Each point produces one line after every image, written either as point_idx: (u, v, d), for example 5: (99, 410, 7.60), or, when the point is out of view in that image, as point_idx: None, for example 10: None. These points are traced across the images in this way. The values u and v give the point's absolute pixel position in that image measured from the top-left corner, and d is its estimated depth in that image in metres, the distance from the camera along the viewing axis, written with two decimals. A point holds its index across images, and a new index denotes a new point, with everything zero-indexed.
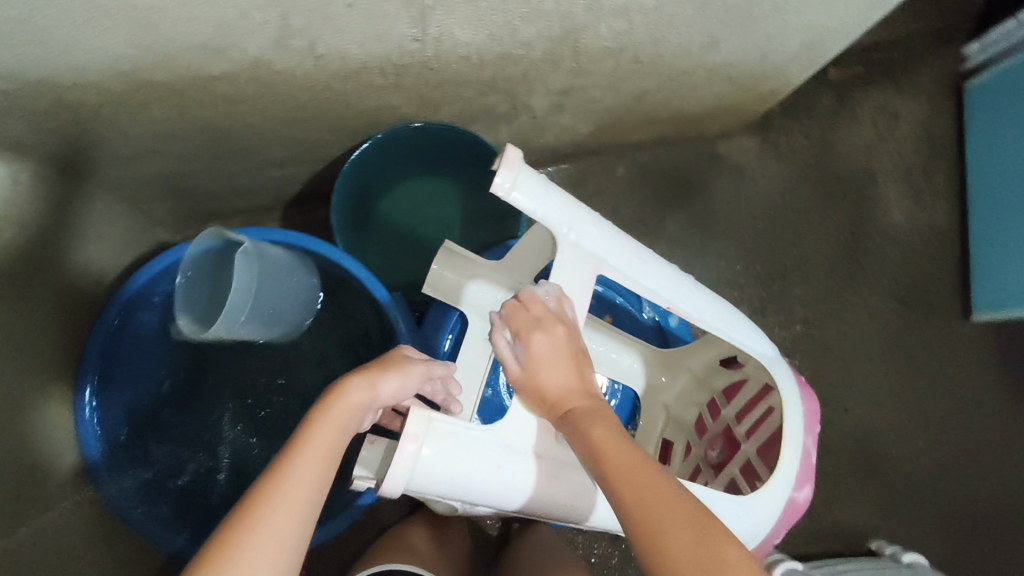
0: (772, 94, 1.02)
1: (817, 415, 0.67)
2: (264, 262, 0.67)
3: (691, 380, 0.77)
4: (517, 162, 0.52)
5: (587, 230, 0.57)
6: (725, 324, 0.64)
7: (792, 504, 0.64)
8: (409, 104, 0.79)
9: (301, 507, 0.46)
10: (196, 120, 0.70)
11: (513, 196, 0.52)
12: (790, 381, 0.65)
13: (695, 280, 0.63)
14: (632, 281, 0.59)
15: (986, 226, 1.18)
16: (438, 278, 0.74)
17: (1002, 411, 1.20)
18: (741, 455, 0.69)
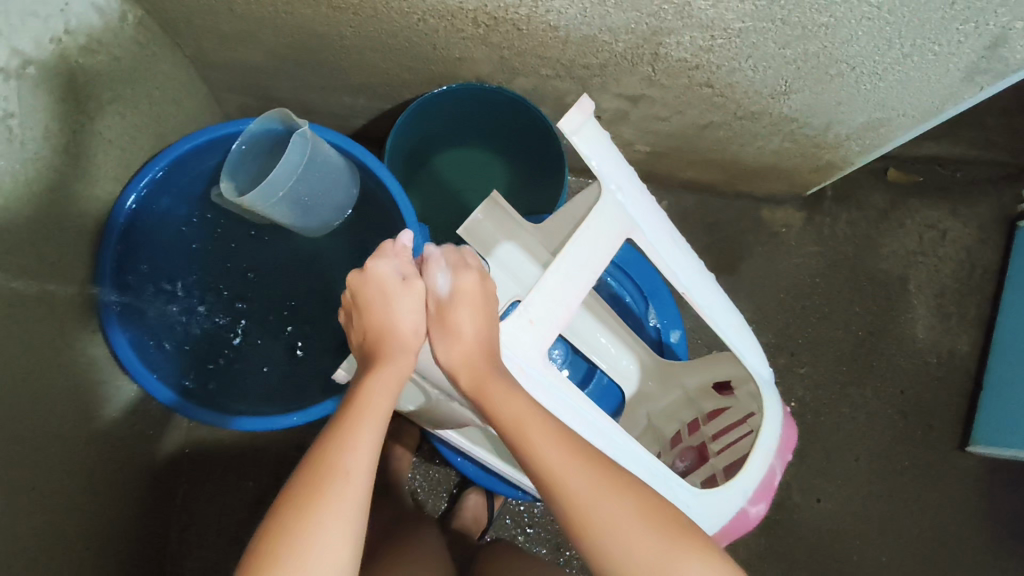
0: (828, 169, 1.04)
1: (792, 447, 0.69)
2: (314, 151, 0.71)
3: (681, 397, 0.84)
4: (589, 110, 0.58)
5: (629, 192, 0.63)
6: (727, 326, 0.69)
7: (745, 517, 0.66)
8: (489, 64, 0.83)
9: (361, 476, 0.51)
10: (296, 16, 0.76)
11: (575, 139, 0.58)
12: (775, 407, 0.69)
13: (709, 274, 0.70)
14: (655, 253, 0.65)
15: (1005, 365, 1.17)
16: (476, 224, 0.77)
17: (975, 552, 1.16)
18: (708, 467, 0.74)
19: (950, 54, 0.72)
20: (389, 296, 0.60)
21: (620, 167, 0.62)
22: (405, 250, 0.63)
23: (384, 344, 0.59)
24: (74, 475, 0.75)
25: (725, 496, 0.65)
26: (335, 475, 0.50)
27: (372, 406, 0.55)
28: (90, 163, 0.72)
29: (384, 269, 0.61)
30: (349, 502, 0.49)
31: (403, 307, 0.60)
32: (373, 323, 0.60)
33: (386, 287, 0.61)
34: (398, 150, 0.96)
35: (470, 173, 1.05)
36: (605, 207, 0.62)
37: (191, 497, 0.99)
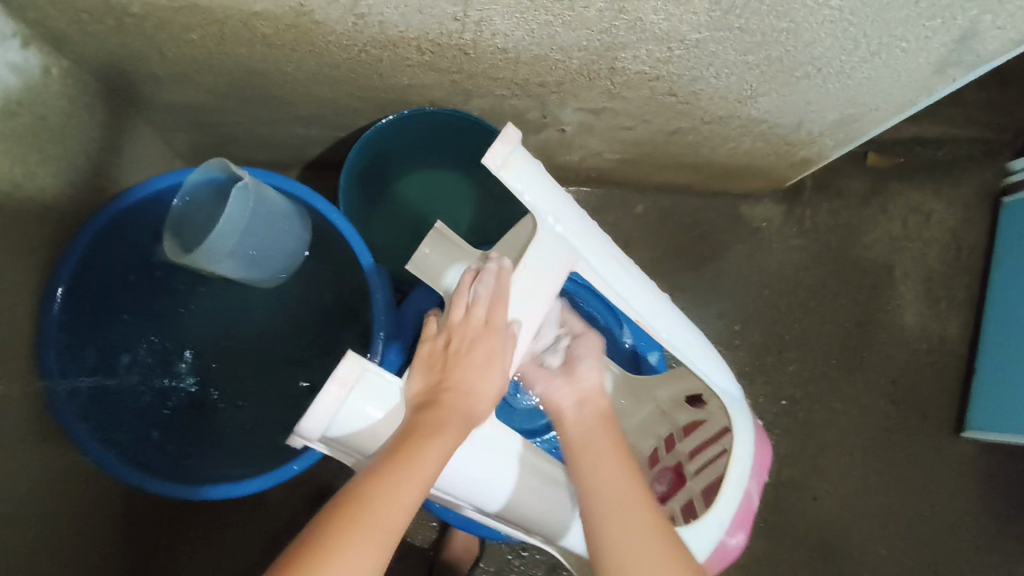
0: (805, 163, 1.01)
1: (767, 467, 0.68)
2: (260, 203, 0.68)
3: (655, 413, 0.82)
4: (513, 140, 0.54)
5: (571, 224, 0.59)
6: (691, 351, 0.66)
7: (724, 549, 0.64)
8: (440, 87, 0.79)
9: (392, 510, 0.49)
10: (232, 55, 0.71)
11: (502, 173, 0.54)
12: (745, 426, 0.67)
13: (664, 296, 0.66)
14: (602, 284, 0.62)
15: (997, 347, 1.15)
16: (422, 258, 0.71)
17: (976, 538, 1.15)
18: (686, 492, 0.70)
19: (919, 49, 0.68)
20: (479, 361, 0.58)
21: (557, 196, 0.58)
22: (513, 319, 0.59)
23: (444, 400, 0.56)
24: (41, 554, 0.71)
25: (700, 530, 0.63)
26: (368, 499, 0.49)
27: (422, 453, 0.52)
28: (24, 230, 0.68)
29: (481, 331, 0.58)
30: (378, 536, 0.48)
31: (482, 375, 0.58)
32: (449, 379, 0.57)
33: (483, 349, 0.58)
34: (357, 179, 0.92)
35: (433, 196, 1.00)
36: (543, 240, 0.59)
37: (171, 551, 0.95)
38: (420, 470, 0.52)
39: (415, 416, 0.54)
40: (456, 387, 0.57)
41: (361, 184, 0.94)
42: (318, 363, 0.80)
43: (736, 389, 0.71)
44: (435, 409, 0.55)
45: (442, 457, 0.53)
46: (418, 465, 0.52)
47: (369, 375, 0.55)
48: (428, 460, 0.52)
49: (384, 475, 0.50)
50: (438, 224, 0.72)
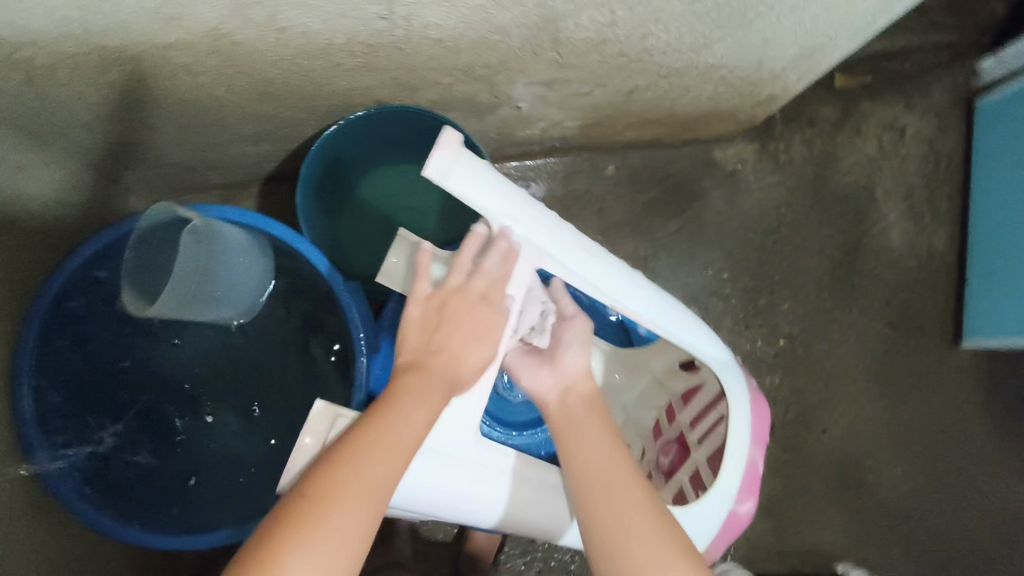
0: (771, 99, 0.98)
1: (767, 428, 0.69)
2: (214, 242, 0.67)
3: (651, 384, 0.82)
4: (454, 145, 0.53)
5: (530, 222, 0.59)
6: (673, 326, 0.66)
7: (736, 518, 0.66)
8: (382, 85, 0.76)
9: (381, 469, 0.49)
10: (157, 88, 0.68)
11: (448, 181, 0.54)
12: (739, 392, 0.67)
13: (640, 276, 0.66)
14: (573, 276, 0.61)
15: (986, 253, 1.14)
16: (393, 268, 0.66)
17: (986, 443, 1.16)
18: (691, 463, 0.71)
19: None
20: (474, 332, 0.57)
21: (512, 195, 0.58)
22: (498, 274, 0.58)
23: (432, 364, 0.55)
24: None
25: (711, 503, 0.64)
26: (357, 456, 0.48)
27: (410, 412, 0.52)
28: None
29: (475, 305, 0.57)
30: (366, 494, 0.48)
31: (474, 343, 0.57)
32: (440, 342, 0.56)
33: (475, 322, 0.57)
34: (316, 190, 0.89)
35: (399, 195, 0.97)
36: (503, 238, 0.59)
37: None
38: (407, 434, 0.51)
39: (404, 382, 0.54)
40: (447, 352, 0.56)
41: (322, 195, 0.91)
42: (306, 388, 0.78)
43: (728, 353, 0.70)
44: (424, 375, 0.55)
45: (427, 425, 0.52)
46: (409, 424, 0.52)
47: (342, 422, 0.54)
48: (413, 424, 0.52)
49: (376, 433, 0.50)
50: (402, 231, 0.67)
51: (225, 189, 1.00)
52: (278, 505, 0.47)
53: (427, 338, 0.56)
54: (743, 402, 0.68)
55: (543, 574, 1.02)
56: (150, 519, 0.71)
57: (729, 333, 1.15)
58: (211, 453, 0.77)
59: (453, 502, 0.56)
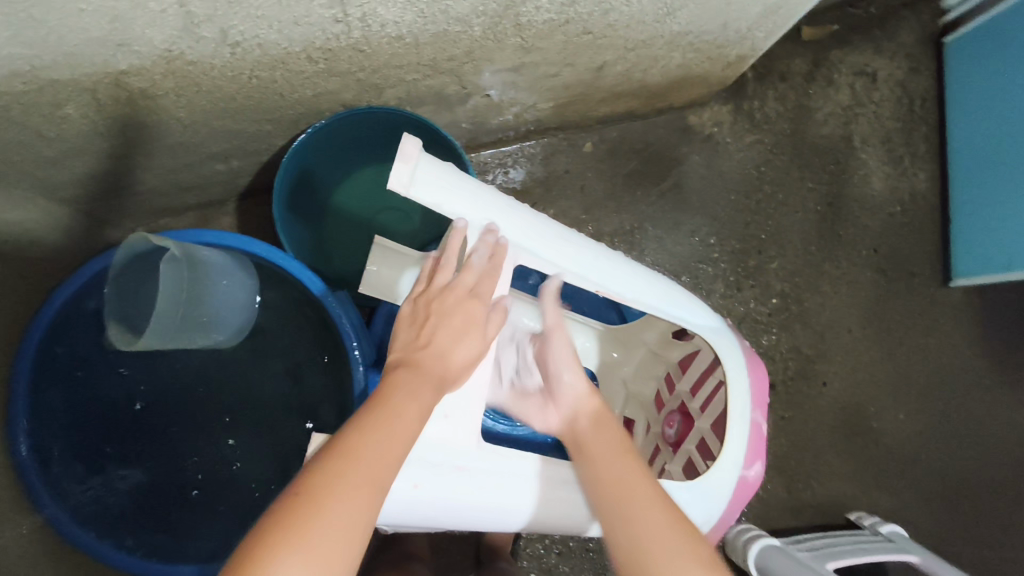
0: (740, 59, 0.97)
1: (767, 388, 0.69)
2: (195, 268, 0.66)
3: (648, 355, 0.83)
4: (413, 153, 0.52)
5: (503, 217, 0.58)
6: (660, 300, 0.66)
7: (746, 483, 0.66)
8: (347, 89, 0.74)
9: (379, 461, 0.45)
10: (117, 117, 0.66)
11: (412, 190, 0.53)
12: (732, 356, 0.68)
13: (620, 255, 0.65)
14: (554, 265, 0.61)
15: (968, 190, 1.15)
16: (374, 276, 0.72)
17: (984, 378, 1.18)
18: (696, 432, 0.71)
19: None
20: (464, 324, 0.54)
21: (478, 193, 0.57)
22: (485, 270, 0.57)
23: (417, 361, 0.52)
24: None
25: (718, 469, 0.64)
26: (354, 447, 0.45)
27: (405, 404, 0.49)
28: None
29: (464, 297, 0.55)
30: (364, 489, 0.44)
31: (462, 340, 0.54)
32: (428, 336, 0.53)
33: (462, 314, 0.54)
34: (289, 201, 0.86)
35: (378, 198, 0.95)
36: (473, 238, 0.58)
37: None
38: (405, 422, 0.48)
39: (391, 377, 0.50)
40: (435, 345, 0.53)
41: (297, 204, 0.89)
42: (305, 402, 0.77)
43: (717, 318, 0.71)
44: (414, 372, 0.51)
45: (423, 419, 0.49)
46: (407, 415, 0.49)
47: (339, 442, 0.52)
48: (411, 417, 0.49)
49: (372, 426, 0.47)
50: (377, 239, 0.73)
51: (201, 208, 0.99)
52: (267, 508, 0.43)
53: (412, 336, 0.53)
54: (740, 366, 0.68)
55: (562, 556, 1.03)
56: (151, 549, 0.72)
57: (722, 297, 1.15)
58: (215, 478, 0.76)
59: (452, 511, 0.54)
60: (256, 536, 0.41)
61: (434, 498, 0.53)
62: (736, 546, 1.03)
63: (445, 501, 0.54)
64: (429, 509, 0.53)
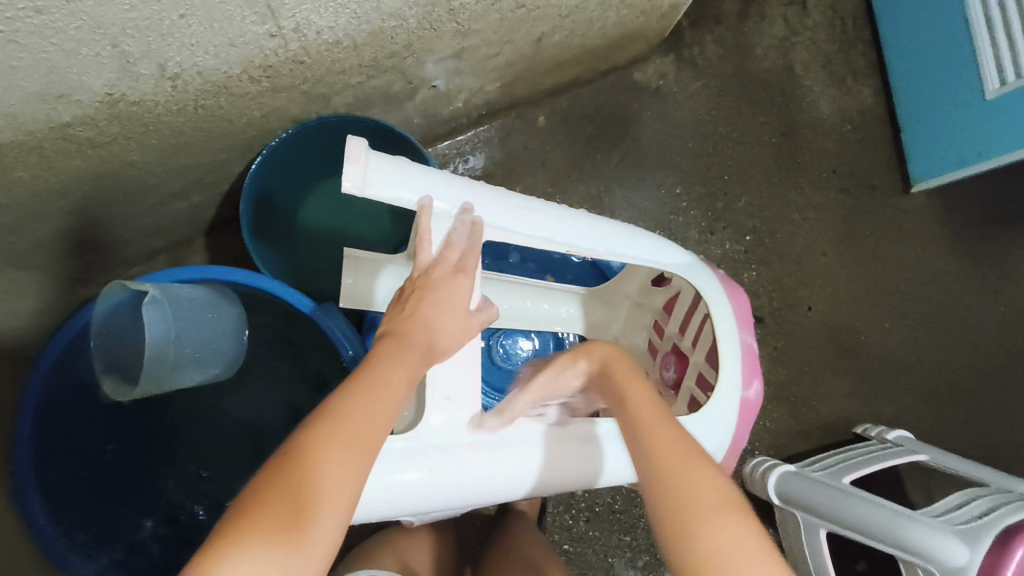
0: (673, 8, 0.99)
1: (749, 311, 0.71)
2: (176, 306, 0.66)
3: (633, 308, 0.85)
4: (360, 154, 0.53)
5: (464, 197, 0.59)
6: (628, 248, 0.67)
7: (748, 404, 0.67)
8: (295, 103, 0.74)
9: (370, 424, 0.45)
10: (69, 172, 0.65)
11: (367, 189, 0.54)
12: (709, 288, 0.70)
13: (584, 211, 0.66)
14: (522, 233, 0.62)
15: (912, 97, 1.18)
16: (350, 288, 0.75)
17: (959, 274, 1.21)
18: (693, 367, 0.74)
19: None
20: (448, 299, 0.56)
21: (437, 178, 0.59)
22: (467, 248, 0.58)
23: (407, 334, 0.53)
24: None
25: (720, 398, 0.66)
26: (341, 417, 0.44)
27: (391, 372, 0.49)
28: None
29: (448, 275, 0.57)
30: (353, 452, 0.43)
31: (448, 315, 0.55)
32: (413, 310, 0.54)
33: (448, 293, 0.56)
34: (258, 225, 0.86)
35: (346, 209, 0.95)
36: (439, 223, 0.59)
37: None
38: (393, 386, 0.48)
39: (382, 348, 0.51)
40: (421, 318, 0.54)
41: (263, 225, 0.88)
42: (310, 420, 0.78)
43: (690, 254, 0.72)
44: (405, 348, 0.51)
45: (409, 384, 0.50)
46: (394, 380, 0.48)
47: None
48: (398, 381, 0.49)
49: (361, 391, 0.46)
50: (345, 250, 0.74)
51: (171, 250, 0.98)
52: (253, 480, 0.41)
53: (399, 310, 0.55)
54: (720, 296, 0.70)
55: (591, 521, 1.05)
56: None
57: (699, 243, 1.17)
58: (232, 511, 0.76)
59: (464, 491, 0.55)
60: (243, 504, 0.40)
61: (455, 478, 0.55)
62: (754, 479, 1.06)
63: (467, 479, 0.55)
64: (452, 489, 0.55)
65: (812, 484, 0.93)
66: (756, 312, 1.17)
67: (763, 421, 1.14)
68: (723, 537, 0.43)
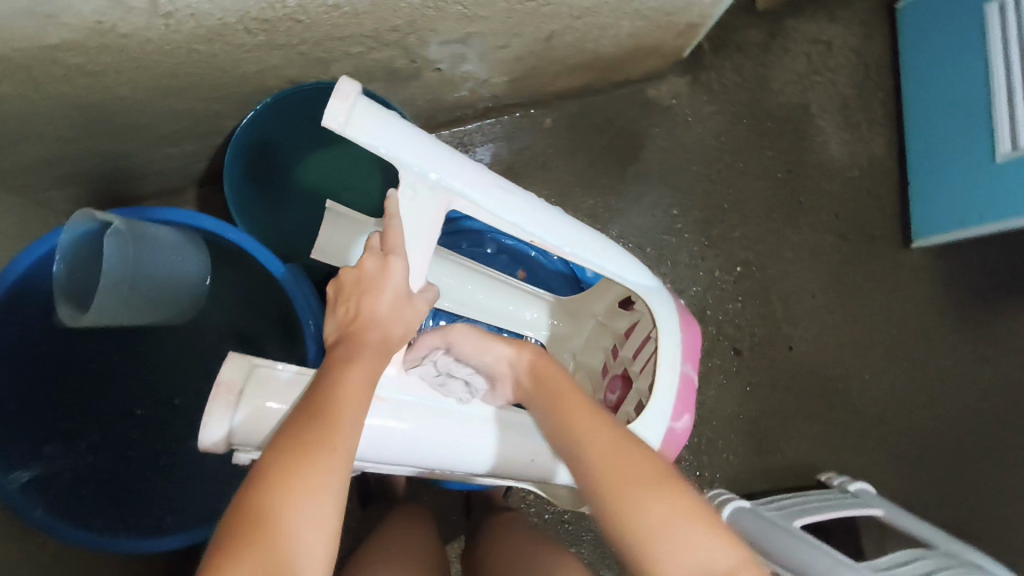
0: (691, 26, 0.98)
1: (698, 346, 0.71)
2: (140, 242, 0.67)
3: (596, 328, 0.84)
4: (351, 95, 0.51)
5: (445, 166, 0.57)
6: (597, 256, 0.66)
7: (674, 434, 0.68)
8: (293, 63, 0.75)
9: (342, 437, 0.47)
10: (57, 97, 0.66)
11: (348, 130, 0.52)
12: (668, 313, 0.69)
13: (558, 209, 0.65)
14: (492, 216, 0.60)
15: (924, 153, 1.17)
16: (326, 242, 0.76)
17: (947, 336, 1.19)
18: (635, 394, 0.72)
19: None
20: (378, 286, 0.53)
21: (420, 143, 0.56)
22: (423, 233, 0.56)
23: (354, 339, 0.52)
24: None
25: (649, 425, 0.66)
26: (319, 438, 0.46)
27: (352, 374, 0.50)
28: None
29: (377, 260, 0.54)
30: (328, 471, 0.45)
31: (385, 306, 0.53)
32: (356, 307, 0.53)
33: (384, 285, 0.53)
34: (245, 181, 0.87)
35: (335, 181, 0.95)
36: (409, 193, 0.56)
37: None
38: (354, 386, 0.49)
39: (332, 357, 0.51)
40: (364, 316, 0.53)
41: (254, 176, 0.89)
42: None
43: (656, 279, 0.72)
44: (356, 351, 0.51)
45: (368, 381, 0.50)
46: (356, 382, 0.50)
47: (258, 370, 0.51)
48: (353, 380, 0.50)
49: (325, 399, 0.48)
50: (330, 204, 0.76)
51: (160, 196, 0.98)
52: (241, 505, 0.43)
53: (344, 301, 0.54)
54: (674, 322, 0.69)
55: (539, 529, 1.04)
56: (118, 529, 0.72)
57: (687, 267, 1.16)
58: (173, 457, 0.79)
59: (392, 451, 0.55)
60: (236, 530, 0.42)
61: (427, 436, 0.55)
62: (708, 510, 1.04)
63: (439, 442, 0.56)
64: (410, 447, 0.55)
65: (763, 524, 0.91)
66: (735, 344, 1.16)
67: (726, 454, 1.13)
68: (664, 509, 0.48)
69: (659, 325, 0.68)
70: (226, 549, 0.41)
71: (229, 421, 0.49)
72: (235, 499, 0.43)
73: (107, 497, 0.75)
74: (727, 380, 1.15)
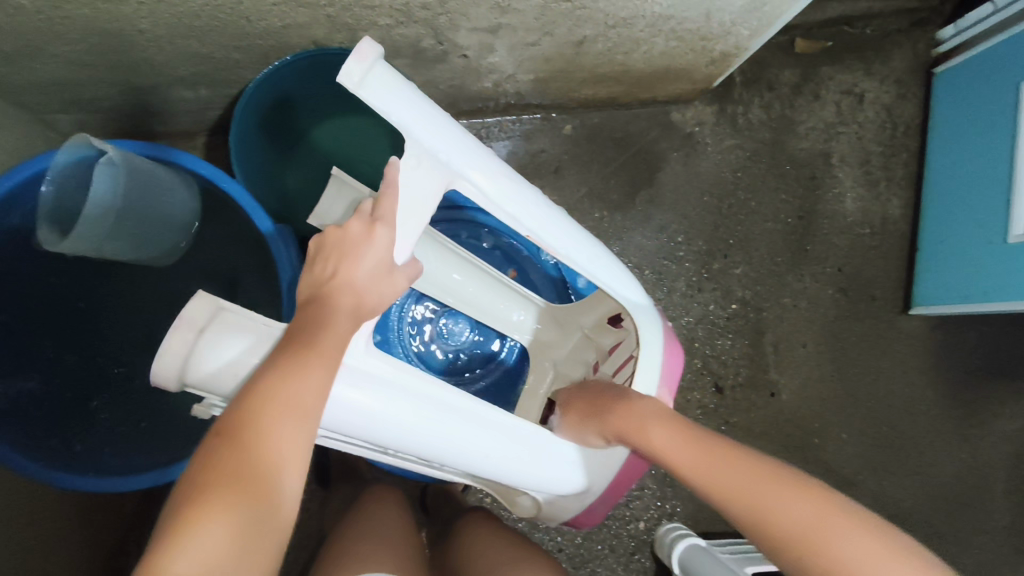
0: (725, 56, 0.97)
1: (678, 372, 0.70)
2: (131, 175, 0.66)
3: (582, 340, 0.83)
4: (369, 56, 0.50)
5: (451, 145, 0.56)
6: (590, 263, 0.65)
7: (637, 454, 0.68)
8: (318, 24, 0.74)
9: (313, 395, 0.46)
10: (74, 18, 0.65)
11: (361, 91, 0.50)
12: (652, 333, 0.68)
13: (559, 210, 0.64)
14: (490, 204, 0.59)
15: (938, 221, 1.16)
16: (325, 208, 0.75)
17: (931, 407, 1.18)
18: None
19: None
20: (358, 252, 0.52)
21: (431, 117, 0.55)
22: (415, 207, 0.55)
23: (327, 301, 0.51)
24: None
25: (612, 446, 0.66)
26: (290, 393, 0.45)
27: (329, 334, 0.49)
28: None
29: (363, 227, 0.53)
30: (295, 428, 0.45)
31: (362, 272, 0.52)
32: (335, 268, 0.53)
33: (363, 251, 0.52)
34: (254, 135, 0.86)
35: (344, 152, 0.94)
36: (411, 164, 0.54)
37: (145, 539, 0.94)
38: (331, 344, 0.48)
39: (307, 316, 0.50)
40: (341, 278, 0.52)
41: (265, 132, 0.88)
42: None
43: (645, 298, 0.71)
44: (331, 314, 0.50)
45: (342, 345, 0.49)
46: (331, 342, 0.48)
47: (223, 316, 0.49)
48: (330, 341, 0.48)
49: (297, 354, 0.47)
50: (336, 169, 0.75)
51: (169, 137, 0.98)
52: (207, 455, 0.43)
53: (324, 262, 0.53)
54: (657, 343, 0.68)
55: None
56: (66, 462, 0.70)
57: (682, 296, 1.15)
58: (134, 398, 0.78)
59: (362, 430, 0.52)
60: (202, 480, 0.41)
61: (390, 417, 0.52)
62: (663, 542, 1.01)
63: (398, 425, 0.53)
64: (379, 428, 0.52)
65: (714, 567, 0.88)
66: (718, 381, 1.14)
67: None
68: (844, 544, 0.47)
69: (643, 345, 0.67)
70: (191, 498, 0.40)
71: (183, 360, 0.47)
72: (202, 451, 0.43)
73: (59, 428, 0.73)
74: (705, 415, 1.13)
